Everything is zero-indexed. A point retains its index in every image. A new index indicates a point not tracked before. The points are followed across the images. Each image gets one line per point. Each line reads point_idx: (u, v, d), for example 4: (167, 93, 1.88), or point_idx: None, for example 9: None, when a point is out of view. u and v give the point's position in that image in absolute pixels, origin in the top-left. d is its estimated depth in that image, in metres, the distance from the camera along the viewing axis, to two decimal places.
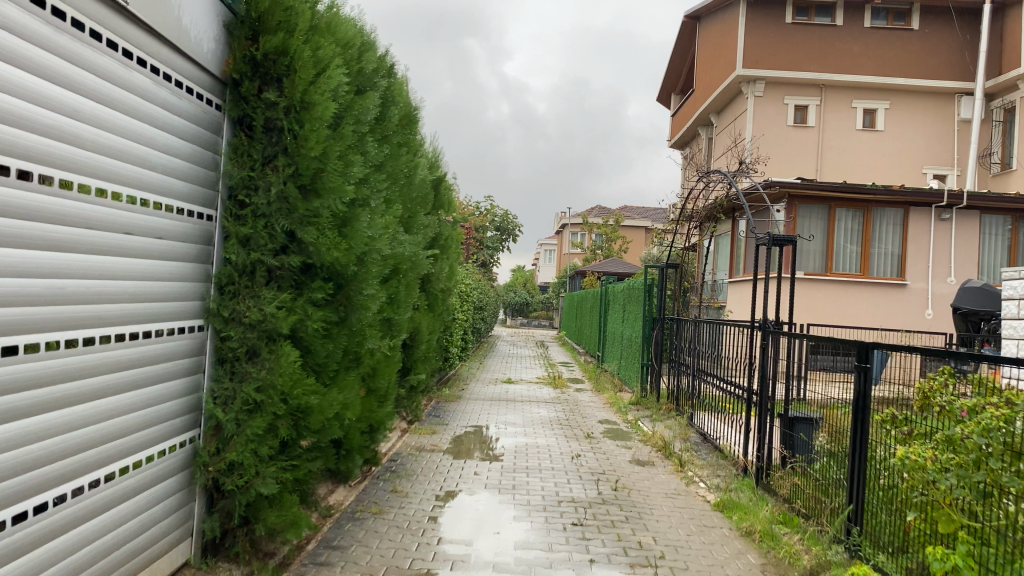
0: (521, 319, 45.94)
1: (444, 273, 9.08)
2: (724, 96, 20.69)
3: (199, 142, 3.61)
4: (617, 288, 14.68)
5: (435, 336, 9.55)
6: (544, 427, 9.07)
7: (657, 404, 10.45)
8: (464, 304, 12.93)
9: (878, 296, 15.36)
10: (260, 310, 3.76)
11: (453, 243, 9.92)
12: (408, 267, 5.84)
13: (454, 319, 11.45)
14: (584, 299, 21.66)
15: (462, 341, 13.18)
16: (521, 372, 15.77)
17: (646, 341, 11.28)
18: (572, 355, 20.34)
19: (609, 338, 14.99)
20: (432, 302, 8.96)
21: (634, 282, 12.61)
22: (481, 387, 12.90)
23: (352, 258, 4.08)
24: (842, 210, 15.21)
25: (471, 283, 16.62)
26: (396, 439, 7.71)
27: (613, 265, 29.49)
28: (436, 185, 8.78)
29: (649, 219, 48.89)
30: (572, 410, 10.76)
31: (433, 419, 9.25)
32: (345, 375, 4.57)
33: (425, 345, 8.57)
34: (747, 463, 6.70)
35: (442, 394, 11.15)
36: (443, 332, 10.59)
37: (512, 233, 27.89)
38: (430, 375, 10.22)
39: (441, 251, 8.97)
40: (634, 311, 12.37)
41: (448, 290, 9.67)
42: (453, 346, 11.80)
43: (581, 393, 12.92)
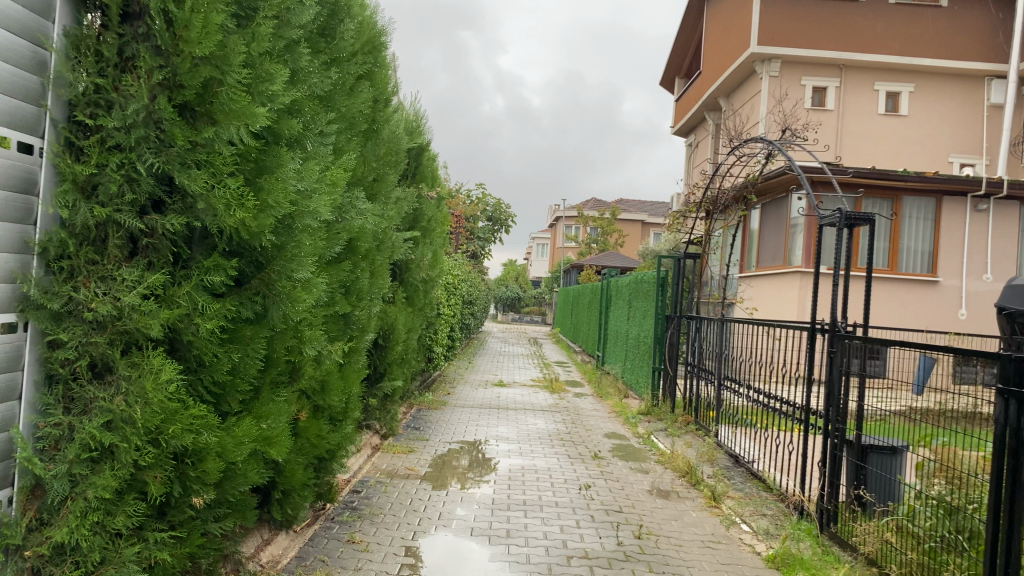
0: (513, 314, 44.61)
1: (425, 260, 7.68)
2: (735, 78, 19.30)
3: (5, 19, 2.14)
4: (621, 283, 13.30)
5: (416, 335, 8.16)
6: (541, 443, 7.69)
7: (672, 415, 9.06)
8: (451, 298, 11.55)
9: (909, 293, 13.90)
10: (113, 300, 2.35)
11: (438, 226, 8.53)
12: (370, 247, 4.44)
13: (439, 314, 10.07)
14: (582, 294, 20.28)
15: (448, 339, 11.81)
16: (514, 372, 14.38)
17: (658, 342, 9.86)
18: (568, 354, 19.00)
19: (612, 336, 13.60)
20: (411, 296, 7.57)
21: (643, 274, 11.21)
22: (469, 391, 11.51)
23: (269, 221, 2.68)
24: (868, 199, 13.88)
25: (460, 276, 15.26)
26: (362, 461, 6.34)
27: (610, 259, 28.14)
28: (416, 157, 7.40)
29: (646, 212, 47.58)
30: (573, 420, 9.38)
31: (412, 432, 7.85)
32: (266, 399, 3.18)
33: (401, 346, 7.19)
34: (804, 501, 5.28)
35: (425, 400, 9.76)
36: (426, 330, 9.19)
37: (505, 224, 26.45)
38: (409, 379, 8.84)
39: (422, 235, 7.59)
40: (642, 306, 11.01)
41: (431, 282, 8.29)
42: (437, 346, 10.40)
43: (582, 398, 11.55)
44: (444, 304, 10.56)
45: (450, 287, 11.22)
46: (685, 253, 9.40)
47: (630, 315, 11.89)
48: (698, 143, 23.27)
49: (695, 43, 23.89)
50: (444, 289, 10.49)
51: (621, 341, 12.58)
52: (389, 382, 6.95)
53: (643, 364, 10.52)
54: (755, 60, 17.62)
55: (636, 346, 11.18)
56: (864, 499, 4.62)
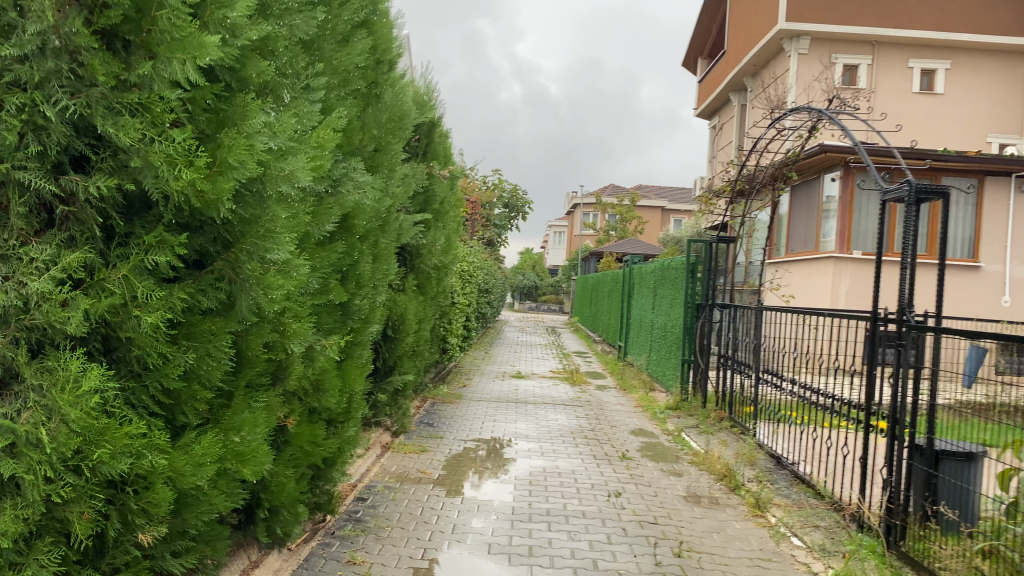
0: (530, 302, 44.07)
1: (438, 245, 7.12)
2: (761, 57, 18.56)
3: None
4: (645, 270, 12.68)
5: (428, 326, 7.59)
6: (564, 442, 7.11)
7: (705, 411, 8.44)
8: (466, 286, 10.96)
9: (950, 278, 13.15)
10: (15, 285, 1.79)
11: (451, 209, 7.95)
12: (371, 226, 3.88)
13: (454, 304, 9.50)
14: (602, 282, 19.64)
15: (463, 329, 11.25)
16: (534, 362, 13.81)
17: (688, 332, 9.23)
18: (588, 344, 18.42)
19: (636, 325, 12.97)
20: (423, 285, 7.00)
21: (670, 259, 10.55)
22: (486, 383, 10.93)
23: (229, 186, 2.12)
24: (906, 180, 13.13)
25: (477, 262, 14.67)
26: (369, 463, 5.79)
27: (630, 246, 27.44)
28: (428, 132, 6.80)
29: (665, 199, 46.76)
30: (597, 415, 8.80)
31: (426, 430, 7.29)
32: (237, 407, 2.62)
33: (412, 339, 6.63)
34: (865, 512, 4.64)
35: (440, 394, 9.20)
36: (439, 320, 8.62)
37: (522, 210, 25.78)
38: (422, 373, 8.28)
39: (434, 218, 7.01)
40: (669, 294, 10.39)
41: (444, 270, 7.72)
42: (452, 337, 9.83)
43: (606, 391, 10.94)
44: (459, 292, 9.98)
45: (465, 274, 10.64)
46: (717, 236, 8.73)
47: (656, 303, 11.25)
48: (722, 126, 22.50)
49: (718, 23, 23.12)
50: (459, 275, 9.90)
51: (646, 330, 11.96)
52: (398, 378, 6.38)
53: (671, 356, 9.90)
54: (783, 37, 16.88)
55: (663, 336, 10.55)
56: (941, 513, 4.00)
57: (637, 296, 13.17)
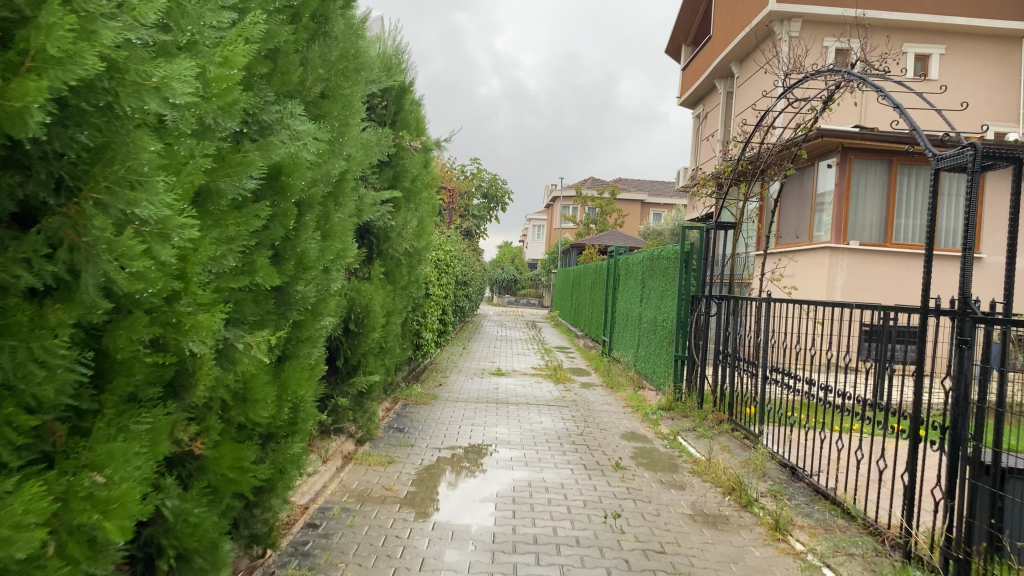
0: (508, 296, 43.33)
1: (409, 229, 6.33)
2: (749, 41, 17.92)
3: None
4: (632, 261, 11.95)
5: (398, 320, 6.80)
6: (549, 449, 6.34)
7: (700, 411, 7.70)
8: (443, 276, 10.18)
9: (949, 271, 12.52)
10: None
11: (424, 190, 7.16)
12: (315, 191, 3.08)
13: (430, 295, 8.72)
14: (583, 274, 18.91)
15: (440, 323, 10.48)
16: (514, 358, 13.04)
17: (682, 325, 8.47)
18: (570, 339, 17.71)
19: (622, 319, 12.25)
20: (392, 273, 6.19)
21: (661, 247, 9.78)
22: (463, 381, 10.14)
23: (45, 88, 1.31)
24: (905, 166, 12.49)
25: (454, 252, 13.89)
26: (326, 478, 4.99)
27: (611, 239, 26.75)
28: (397, 98, 5.98)
29: (645, 192, 46.15)
30: (584, 416, 8.05)
31: (394, 436, 6.48)
32: (99, 435, 1.82)
33: (380, 335, 5.84)
34: (913, 541, 3.92)
35: (412, 394, 8.41)
36: (411, 313, 7.83)
37: (502, 201, 24.83)
38: (392, 371, 7.48)
39: (403, 197, 6.22)
40: (660, 285, 9.66)
41: (417, 257, 6.93)
42: (427, 332, 9.04)
43: (591, 389, 10.20)
44: (434, 282, 9.18)
45: (441, 263, 9.86)
46: (716, 221, 7.95)
47: (645, 295, 10.51)
48: (707, 114, 21.81)
49: (703, 8, 22.48)
50: (435, 264, 9.11)
51: (633, 322, 11.24)
52: (363, 379, 5.58)
53: (663, 351, 9.16)
54: (774, 19, 16.25)
55: (652, 331, 9.80)
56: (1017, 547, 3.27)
57: (623, 288, 12.44)
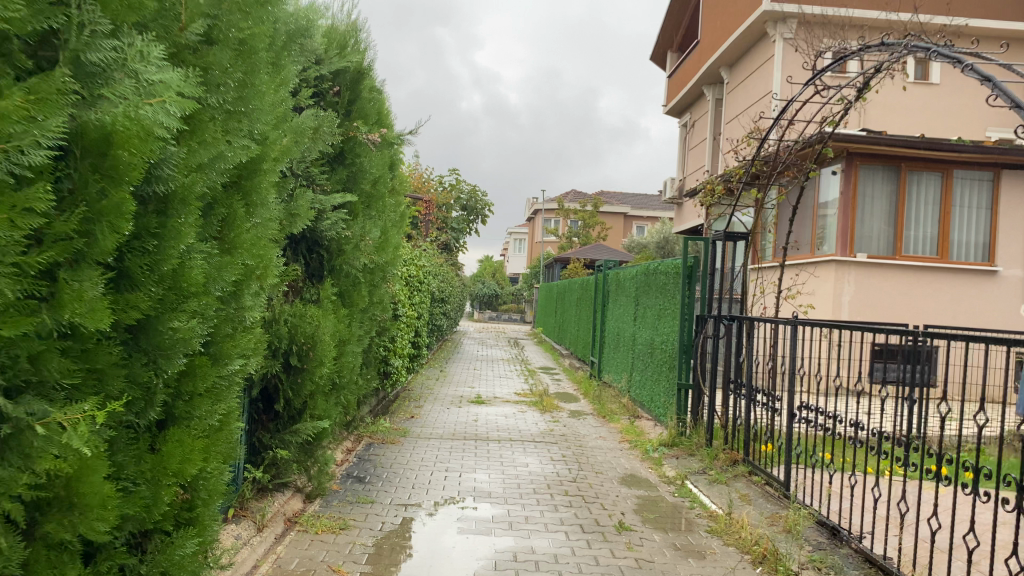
0: (489, 312, 42.28)
1: (371, 242, 5.31)
2: (741, 45, 17.13)
3: None
4: (622, 276, 10.98)
5: (357, 348, 5.75)
6: (537, 504, 5.27)
7: (710, 450, 6.70)
8: (417, 294, 9.15)
9: (963, 286, 11.61)
10: None
11: (389, 195, 6.13)
12: (195, 179, 2.08)
13: (400, 315, 7.65)
14: (568, 290, 17.91)
15: (413, 345, 9.44)
16: (496, 382, 11.98)
17: (686, 348, 7.45)
18: (554, 358, 16.70)
19: (612, 339, 11.24)
20: (348, 294, 5.14)
21: (658, 262, 8.79)
22: (438, 411, 9.09)
23: None
24: (914, 172, 11.62)
25: (429, 266, 12.84)
26: (256, 556, 3.92)
27: (596, 252, 25.77)
28: (353, 83, 4.95)
29: (628, 205, 45.33)
30: (576, 455, 7.00)
31: (351, 490, 5.40)
32: None
33: (333, 369, 4.79)
34: None
35: (378, 430, 7.33)
36: (373, 337, 6.77)
37: (482, 213, 23.73)
38: (351, 407, 6.41)
39: (360, 203, 5.18)
40: (657, 303, 8.67)
41: (381, 274, 5.90)
42: (397, 359, 7.99)
43: (581, 419, 9.16)
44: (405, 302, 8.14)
45: (414, 278, 8.83)
46: (724, 230, 6.95)
47: (640, 314, 9.50)
48: (694, 123, 20.90)
49: (689, 14, 21.71)
50: (405, 280, 8.07)
51: (625, 341, 10.23)
52: (310, 425, 4.54)
53: (663, 377, 8.14)
54: (767, 21, 15.46)
55: (650, 355, 8.76)
56: None
57: (613, 304, 11.44)
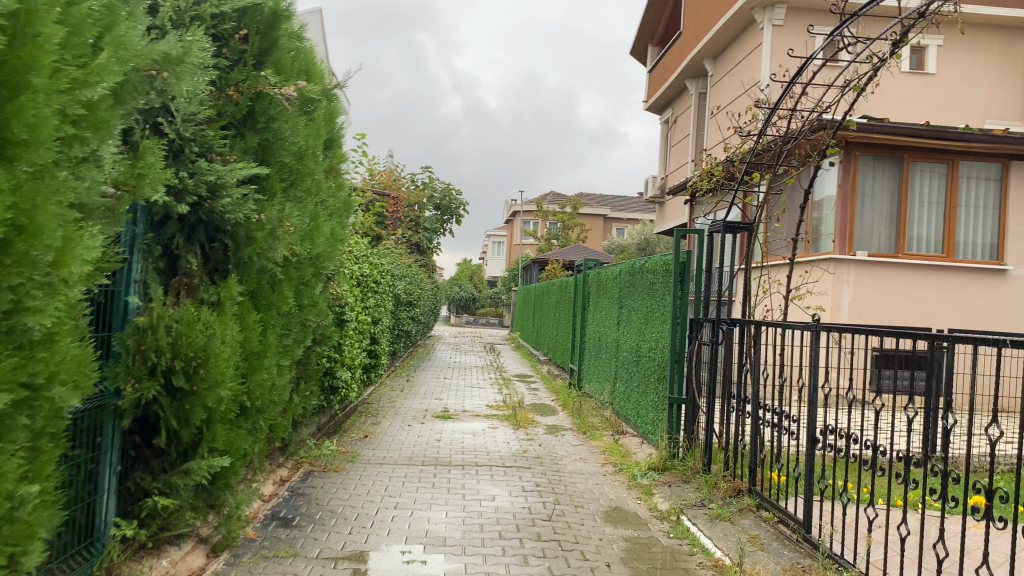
0: (466, 315, 41.23)
1: (297, 230, 4.25)
2: (726, 34, 16.22)
3: None
4: (603, 276, 9.98)
5: (282, 361, 4.71)
6: (502, 558, 4.21)
7: (708, 477, 5.70)
8: (375, 297, 8.12)
9: (970, 287, 10.73)
10: None
11: (324, 176, 5.10)
12: None
13: (349, 322, 6.61)
14: (546, 293, 16.91)
15: (370, 354, 8.39)
16: (466, 393, 10.93)
17: (678, 358, 6.45)
18: (531, 365, 15.70)
19: (593, 345, 10.24)
20: (261, 295, 4.11)
21: (644, 260, 7.79)
22: (396, 429, 8.03)
23: None
24: (918, 164, 10.73)
25: (394, 267, 11.77)
26: None
27: (576, 253, 24.80)
28: (267, 27, 3.92)
29: (608, 207, 44.43)
30: (552, 483, 5.97)
31: (271, 538, 4.35)
32: None
33: (238, 391, 3.77)
34: None
35: (320, 456, 6.28)
36: (310, 346, 5.72)
37: (456, 213, 22.07)
38: (281, 430, 5.36)
39: (278, 179, 4.15)
40: (644, 305, 7.67)
41: (313, 270, 4.87)
42: (348, 371, 6.94)
43: (559, 435, 8.13)
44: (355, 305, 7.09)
45: (370, 278, 7.78)
46: (723, 221, 5.90)
47: (624, 319, 8.50)
48: (677, 118, 19.96)
49: (671, 6, 20.79)
50: (356, 280, 7.03)
51: (607, 348, 9.23)
52: (203, 464, 3.51)
53: (651, 390, 7.14)
54: (755, 6, 14.56)
55: (635, 365, 7.77)
56: None
57: (594, 308, 10.44)
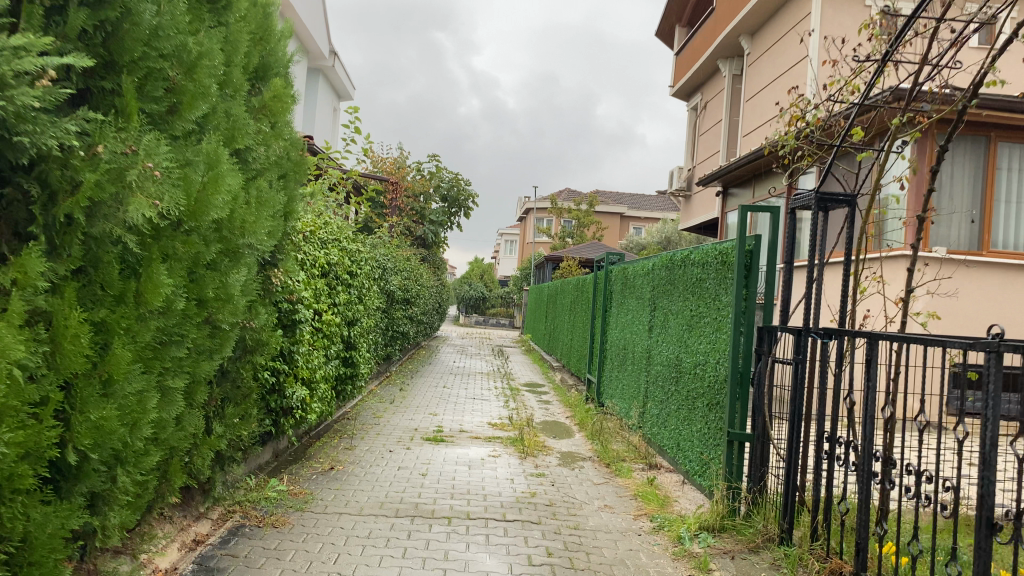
0: (476, 315, 39.66)
1: (172, 181, 2.67)
2: (767, 7, 14.52)
3: None
4: (630, 272, 8.36)
5: (165, 382, 3.13)
6: None
7: (788, 549, 4.09)
8: (352, 292, 6.53)
9: None
10: None
11: (246, 115, 3.51)
12: None
13: (303, 323, 5.03)
14: (561, 292, 15.29)
15: (344, 363, 6.81)
16: (466, 407, 9.30)
17: (743, 378, 4.79)
18: (543, 373, 14.11)
19: (617, 354, 8.59)
20: (104, 279, 2.51)
21: (689, 250, 6.14)
22: (371, 455, 6.43)
23: None
24: (1006, 145, 9.02)
25: (387, 260, 10.19)
26: None
27: (593, 251, 23.16)
28: None
29: (625, 204, 42.78)
30: (572, 548, 4.35)
31: None
32: None
33: (37, 443, 2.20)
34: None
35: (259, 502, 4.71)
36: (235, 356, 4.15)
37: (465, 206, 20.38)
38: (184, 478, 3.78)
39: (135, 95, 2.55)
40: (688, 307, 6.03)
41: (221, 248, 3.29)
42: (307, 387, 5.36)
43: (576, 467, 6.49)
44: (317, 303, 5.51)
45: (344, 269, 6.21)
46: (817, 193, 4.21)
47: (660, 324, 6.85)
48: (706, 104, 18.29)
49: None
50: (318, 268, 5.45)
51: (636, 359, 7.59)
52: None
53: (700, 415, 5.49)
54: None
55: (677, 383, 6.12)
56: None
57: (619, 311, 8.80)
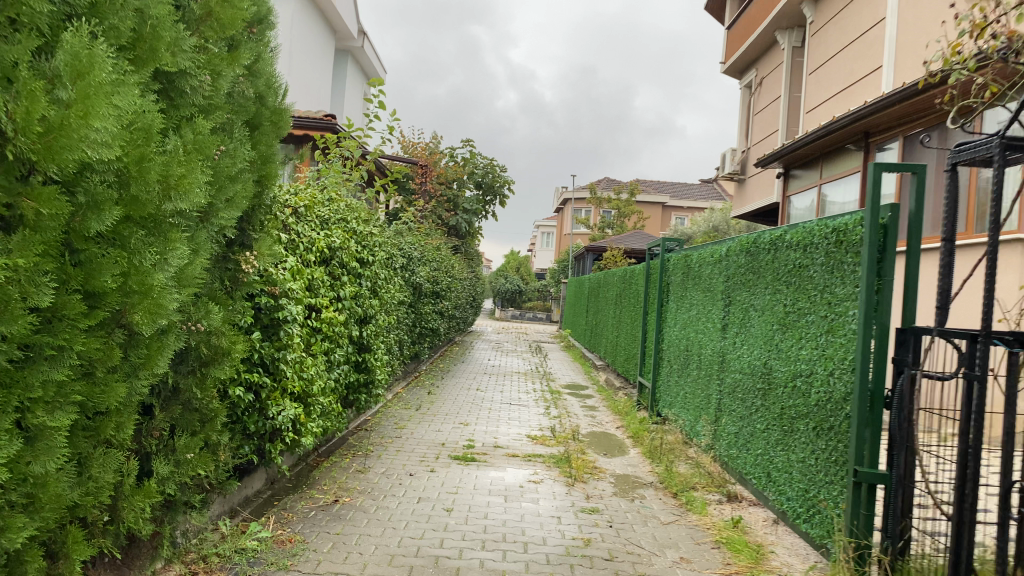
0: (513, 309, 38.56)
1: None
2: None
3: None
4: (695, 259, 7.09)
5: (28, 421, 2.00)
6: None
7: None
8: (366, 284, 5.39)
9: None
10: None
11: (174, 19, 2.39)
12: None
13: (292, 321, 3.89)
14: (605, 285, 14.05)
15: (354, 370, 5.67)
16: (502, 415, 8.11)
17: (877, 397, 3.53)
18: (586, 374, 12.90)
19: (680, 356, 7.33)
20: None
21: (782, 230, 4.87)
22: (386, 480, 5.28)
23: None
24: None
25: (412, 249, 9.06)
26: None
27: (637, 241, 21.84)
28: None
29: (667, 194, 41.26)
30: None
31: None
32: None
33: None
34: None
35: (230, 558, 3.57)
36: (184, 370, 3.04)
37: (501, 193, 19.08)
38: (101, 544, 2.67)
39: None
40: (783, 301, 4.77)
41: (123, 214, 2.15)
42: (300, 403, 4.23)
43: (637, 498, 5.28)
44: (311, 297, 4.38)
45: (352, 254, 5.07)
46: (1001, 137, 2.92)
47: (741, 322, 5.58)
48: (762, 81, 16.85)
49: None
50: (311, 254, 4.31)
51: (706, 364, 6.33)
52: None
53: (805, 443, 4.23)
54: None
55: (770, 397, 4.85)
56: None
57: (680, 305, 7.54)
